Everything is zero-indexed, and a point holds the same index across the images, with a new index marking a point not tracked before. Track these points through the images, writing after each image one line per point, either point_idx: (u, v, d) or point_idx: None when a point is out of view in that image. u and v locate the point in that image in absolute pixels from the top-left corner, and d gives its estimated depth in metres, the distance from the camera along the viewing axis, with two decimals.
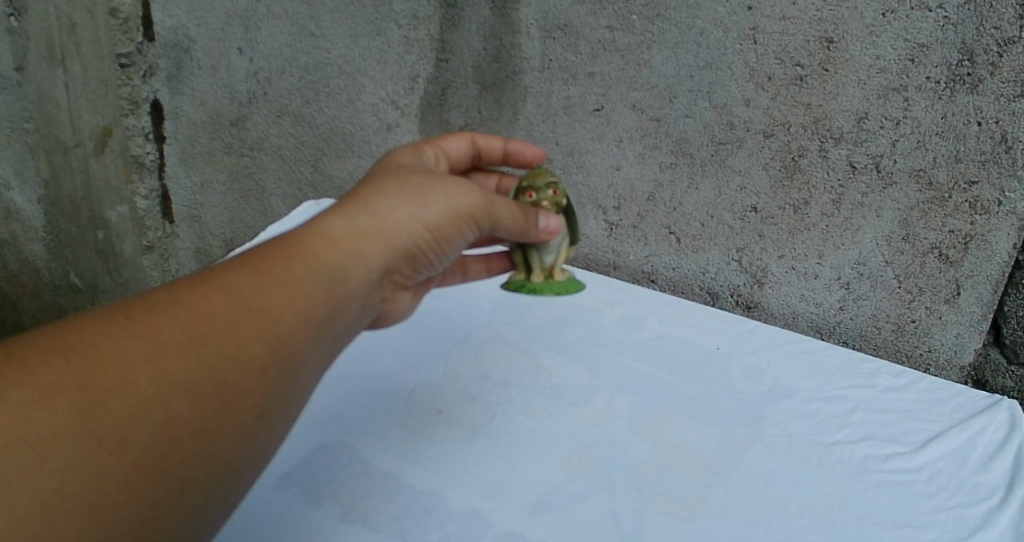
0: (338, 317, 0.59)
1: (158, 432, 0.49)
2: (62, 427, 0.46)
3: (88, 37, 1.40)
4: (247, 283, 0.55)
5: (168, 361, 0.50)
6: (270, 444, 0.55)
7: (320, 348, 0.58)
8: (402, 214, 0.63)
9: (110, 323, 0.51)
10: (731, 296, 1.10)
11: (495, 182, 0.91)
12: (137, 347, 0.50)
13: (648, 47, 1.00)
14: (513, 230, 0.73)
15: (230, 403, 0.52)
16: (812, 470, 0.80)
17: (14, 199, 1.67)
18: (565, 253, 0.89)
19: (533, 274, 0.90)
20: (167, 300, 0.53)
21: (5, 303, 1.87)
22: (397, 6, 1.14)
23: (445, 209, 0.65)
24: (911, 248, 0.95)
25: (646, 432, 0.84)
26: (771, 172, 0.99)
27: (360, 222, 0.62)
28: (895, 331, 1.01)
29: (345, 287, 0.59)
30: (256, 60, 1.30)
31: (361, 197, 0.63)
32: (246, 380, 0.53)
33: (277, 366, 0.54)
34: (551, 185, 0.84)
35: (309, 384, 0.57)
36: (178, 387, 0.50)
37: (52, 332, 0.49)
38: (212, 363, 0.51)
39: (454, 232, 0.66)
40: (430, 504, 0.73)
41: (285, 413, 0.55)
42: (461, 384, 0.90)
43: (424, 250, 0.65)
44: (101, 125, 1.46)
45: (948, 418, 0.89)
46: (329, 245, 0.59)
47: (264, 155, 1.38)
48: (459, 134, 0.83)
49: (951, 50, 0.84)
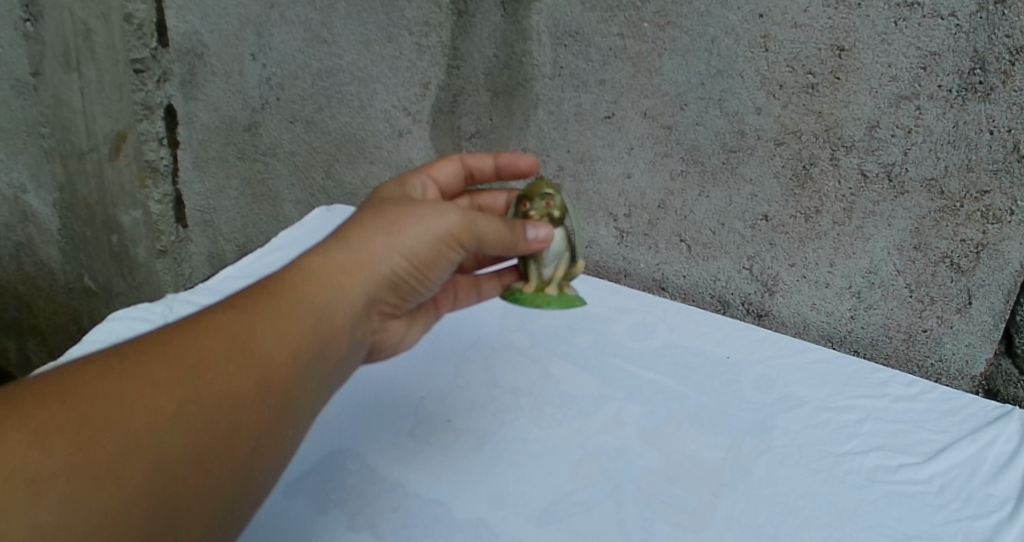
0: (325, 349, 0.61)
1: (154, 467, 0.50)
2: (60, 465, 0.47)
3: (103, 43, 1.42)
4: (233, 321, 0.57)
5: (160, 399, 0.52)
6: (265, 475, 0.57)
7: (308, 380, 0.60)
8: (383, 245, 0.65)
9: (103, 365, 0.52)
10: (742, 304, 1.10)
11: (504, 197, 0.93)
12: (131, 387, 0.52)
13: (659, 54, 1.00)
14: (502, 250, 0.74)
15: (224, 435, 0.54)
16: (821, 481, 0.80)
17: (30, 203, 1.69)
18: (565, 269, 0.87)
19: (526, 285, 0.87)
20: (156, 342, 0.55)
21: (20, 305, 1.88)
22: (409, 13, 1.14)
23: (426, 237, 0.67)
24: (923, 257, 0.95)
25: (655, 441, 0.84)
26: (783, 180, 0.99)
27: (344, 257, 0.64)
28: (907, 340, 1.00)
29: (329, 320, 0.62)
30: (269, 66, 1.31)
31: (342, 235, 0.66)
32: (238, 414, 0.55)
33: (267, 397, 0.57)
34: (548, 196, 0.84)
35: (300, 415, 0.60)
36: (172, 423, 0.52)
37: (46, 377, 0.51)
38: (204, 399, 0.53)
39: (436, 259, 0.69)
40: (437, 512, 0.74)
41: (277, 443, 0.57)
42: (470, 391, 0.91)
43: (406, 279, 0.68)
44: (116, 130, 1.48)
45: (959, 428, 0.88)
46: (311, 281, 0.62)
47: (277, 160, 1.38)
48: (448, 159, 0.86)
49: (963, 58, 0.84)
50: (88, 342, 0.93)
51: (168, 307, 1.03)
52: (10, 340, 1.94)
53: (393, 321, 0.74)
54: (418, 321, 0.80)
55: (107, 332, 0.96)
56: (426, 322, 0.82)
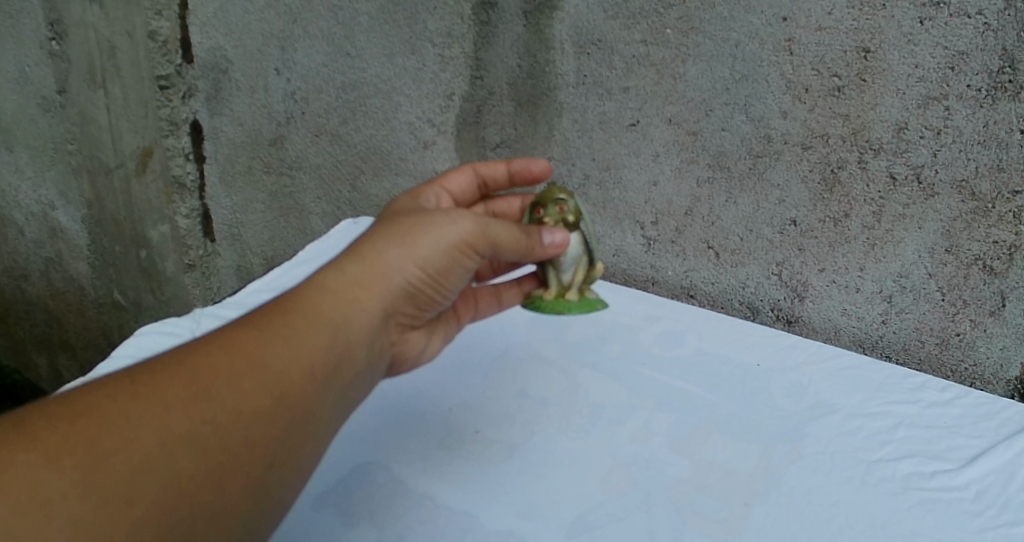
0: (342, 365, 0.61)
1: (165, 487, 0.50)
2: (67, 486, 0.48)
3: (128, 60, 1.43)
4: (245, 338, 0.57)
5: (171, 419, 0.52)
6: (283, 492, 0.57)
7: (326, 397, 0.60)
8: (395, 256, 0.65)
9: (115, 386, 0.53)
10: (772, 311, 1.09)
11: (518, 202, 0.92)
12: (141, 407, 0.52)
13: (683, 61, 1.00)
14: (519, 254, 0.73)
15: (237, 453, 0.54)
16: (855, 489, 0.79)
17: (59, 219, 1.71)
18: (585, 272, 0.87)
19: (546, 291, 0.87)
20: (170, 362, 0.55)
21: (50, 320, 1.91)
22: (431, 25, 1.15)
23: (440, 246, 0.66)
24: (955, 260, 0.93)
25: (685, 450, 0.83)
26: (810, 185, 0.98)
27: (357, 271, 0.64)
28: (940, 345, 0.98)
29: (344, 335, 0.61)
30: (294, 81, 1.32)
31: (356, 248, 0.66)
32: (251, 432, 0.55)
33: (283, 415, 0.56)
34: (562, 201, 0.84)
35: (318, 431, 0.60)
36: (183, 442, 0.52)
37: (60, 399, 0.52)
38: (214, 418, 0.53)
39: (451, 268, 0.68)
40: (465, 524, 0.73)
41: (294, 460, 0.57)
42: (498, 402, 0.90)
43: (422, 289, 0.67)
44: (142, 147, 1.49)
45: (996, 433, 0.87)
46: (325, 296, 0.62)
47: (303, 174, 1.39)
48: (460, 169, 0.86)
49: (992, 57, 0.83)
50: (118, 357, 0.94)
51: (196, 321, 1.04)
52: (43, 355, 1.97)
53: (413, 333, 0.73)
54: (439, 333, 0.79)
55: (136, 347, 0.96)
56: (448, 333, 0.82)
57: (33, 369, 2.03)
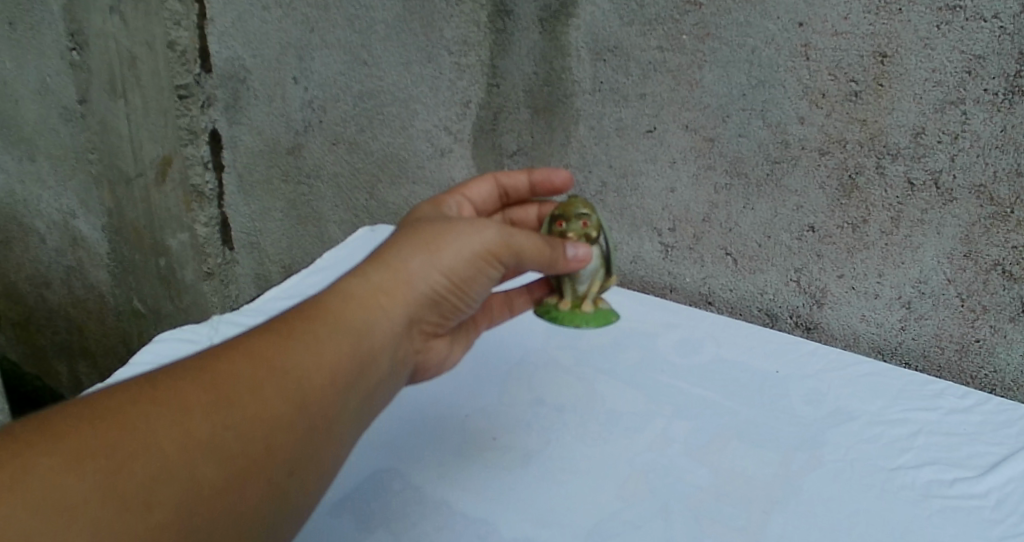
0: (365, 372, 0.62)
1: (186, 492, 0.51)
2: (89, 490, 0.48)
3: (147, 69, 1.44)
4: (269, 345, 0.58)
5: (195, 423, 0.52)
6: (305, 498, 0.58)
7: (350, 404, 0.60)
8: (419, 265, 0.65)
9: (138, 391, 0.53)
10: (791, 317, 1.08)
11: (534, 211, 0.93)
12: (165, 412, 0.52)
13: (699, 67, 1.00)
14: (541, 263, 0.73)
15: (259, 459, 0.54)
16: (875, 496, 0.78)
17: (80, 227, 1.73)
18: (601, 284, 0.90)
19: (562, 301, 0.91)
20: (193, 369, 0.55)
21: (71, 328, 1.93)
22: (448, 33, 1.16)
23: (463, 255, 0.67)
24: (974, 264, 0.92)
25: (705, 457, 0.82)
26: (828, 191, 0.97)
27: (381, 279, 0.64)
28: (959, 351, 0.98)
29: (368, 342, 0.62)
30: (312, 89, 1.33)
31: (381, 256, 0.66)
32: (273, 438, 0.55)
33: (306, 422, 0.57)
34: (584, 215, 0.85)
35: (341, 437, 0.60)
36: (206, 448, 0.52)
37: (84, 403, 0.52)
38: (237, 423, 0.54)
39: (474, 276, 0.68)
40: (481, 531, 0.73)
41: (316, 465, 0.58)
42: (517, 409, 0.90)
43: (446, 296, 0.68)
44: (162, 156, 1.50)
45: (1015, 441, 0.86)
46: (349, 303, 0.62)
47: (320, 182, 1.40)
48: (482, 178, 0.86)
49: (1008, 61, 0.82)
50: (137, 363, 0.94)
51: (215, 328, 1.04)
52: (65, 364, 2.01)
53: (437, 341, 0.74)
54: (460, 341, 0.79)
55: (155, 353, 0.97)
56: (468, 340, 0.82)
57: (54, 378, 2.06)
